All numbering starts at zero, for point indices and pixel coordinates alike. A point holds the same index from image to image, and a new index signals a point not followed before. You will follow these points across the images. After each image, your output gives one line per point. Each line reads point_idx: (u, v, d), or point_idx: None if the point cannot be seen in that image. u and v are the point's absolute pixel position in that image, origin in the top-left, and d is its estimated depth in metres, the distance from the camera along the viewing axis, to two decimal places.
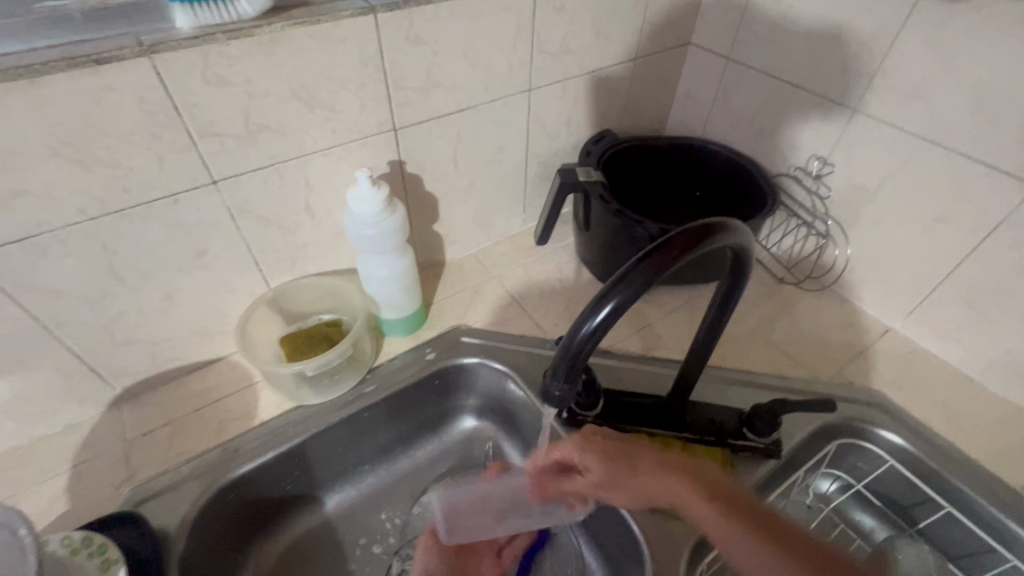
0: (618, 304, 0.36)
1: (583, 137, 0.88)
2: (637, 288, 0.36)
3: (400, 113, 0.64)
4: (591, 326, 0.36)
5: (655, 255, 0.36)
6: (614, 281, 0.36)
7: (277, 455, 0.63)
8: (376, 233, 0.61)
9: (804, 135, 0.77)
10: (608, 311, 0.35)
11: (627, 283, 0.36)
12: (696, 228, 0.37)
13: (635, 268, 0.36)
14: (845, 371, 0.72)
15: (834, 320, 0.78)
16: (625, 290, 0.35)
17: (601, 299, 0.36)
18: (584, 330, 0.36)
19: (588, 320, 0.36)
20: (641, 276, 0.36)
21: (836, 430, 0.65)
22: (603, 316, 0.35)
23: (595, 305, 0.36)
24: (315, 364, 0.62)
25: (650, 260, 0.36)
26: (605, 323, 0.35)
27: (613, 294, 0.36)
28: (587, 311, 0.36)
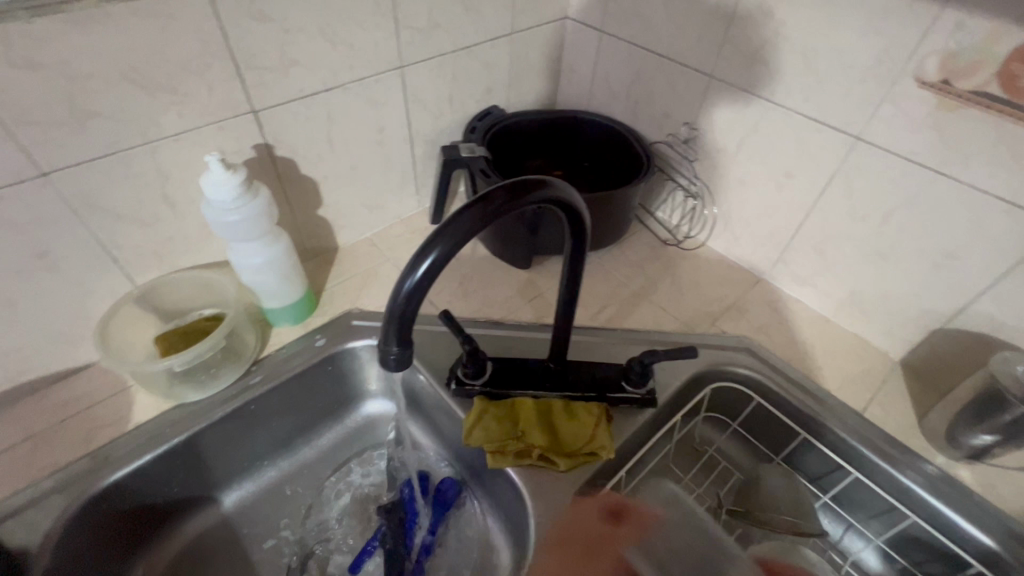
0: (438, 256, 0.36)
1: (469, 114, 0.88)
2: (454, 241, 0.36)
3: (257, 94, 0.62)
4: (412, 281, 0.36)
5: (473, 209, 0.37)
6: (434, 236, 0.36)
7: (154, 457, 0.60)
8: (239, 219, 0.59)
9: (672, 103, 0.81)
10: (427, 264, 0.36)
11: (445, 236, 0.36)
12: (516, 183, 0.39)
13: (455, 221, 0.37)
14: (720, 321, 0.77)
15: (712, 276, 0.84)
16: (443, 243, 0.36)
17: (420, 253, 0.36)
18: (407, 288, 0.37)
19: (411, 274, 0.36)
20: (459, 229, 0.37)
21: (708, 376, 0.70)
22: (423, 270, 0.36)
23: (415, 260, 0.36)
24: (186, 358, 0.60)
25: (468, 213, 0.37)
26: (425, 278, 0.36)
27: (432, 247, 0.36)
28: (408, 267, 0.36)
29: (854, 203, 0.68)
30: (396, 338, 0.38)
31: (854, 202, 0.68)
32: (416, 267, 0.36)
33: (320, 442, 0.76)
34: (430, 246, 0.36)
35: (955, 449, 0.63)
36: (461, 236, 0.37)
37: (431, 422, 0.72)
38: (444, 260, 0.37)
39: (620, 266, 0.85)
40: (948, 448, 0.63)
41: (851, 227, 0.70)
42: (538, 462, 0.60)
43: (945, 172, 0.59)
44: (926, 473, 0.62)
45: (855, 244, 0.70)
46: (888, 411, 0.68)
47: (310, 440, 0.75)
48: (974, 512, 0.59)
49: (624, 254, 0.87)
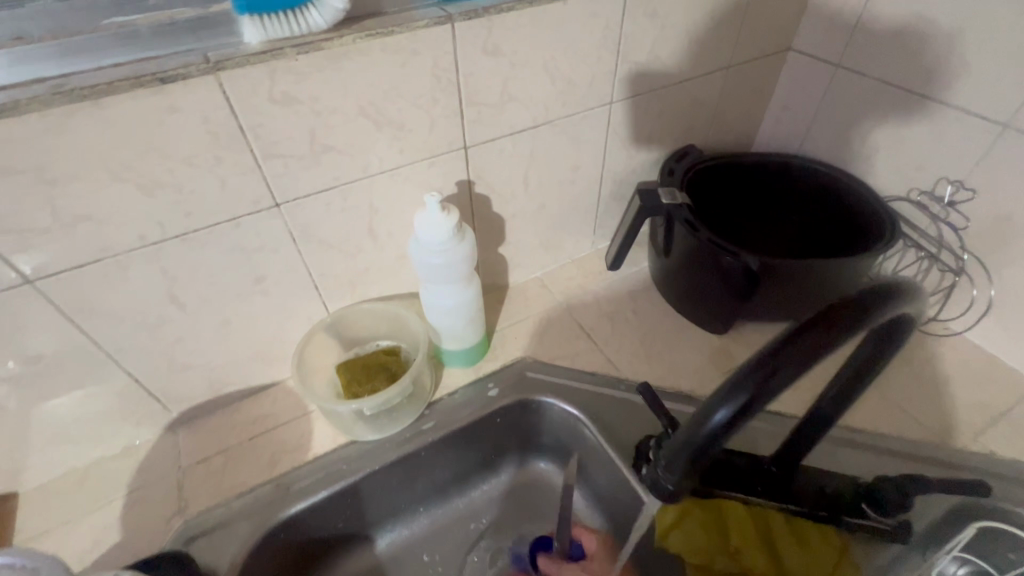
0: (754, 395, 0.28)
1: (663, 153, 0.80)
2: (782, 376, 0.28)
3: (472, 130, 0.59)
4: (710, 428, 0.30)
5: (806, 334, 0.29)
6: (750, 366, 0.29)
7: (329, 494, 0.59)
8: (442, 262, 0.56)
9: (933, 155, 0.66)
10: (726, 413, 0.29)
11: (769, 367, 0.28)
12: (855, 300, 0.30)
13: (779, 351, 0.28)
14: (984, 437, 0.60)
15: (964, 372, 0.66)
16: (766, 377, 0.28)
17: (721, 396, 0.29)
18: (715, 420, 0.29)
19: (708, 420, 0.30)
20: (790, 359, 0.28)
21: (977, 513, 0.54)
22: (724, 418, 0.29)
23: (731, 392, 0.29)
24: (376, 403, 0.58)
25: (801, 338, 0.29)
26: (725, 427, 0.29)
27: (747, 383, 0.28)
28: (721, 399, 0.29)
29: None
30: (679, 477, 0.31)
31: None
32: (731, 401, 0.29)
33: (473, 494, 0.71)
34: (742, 386, 0.28)
35: None
36: (791, 368, 0.28)
37: (601, 499, 0.64)
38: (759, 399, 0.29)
39: None
40: None
41: None
42: None
43: None
44: None
45: None
46: None
47: (464, 490, 0.71)
48: None
49: None
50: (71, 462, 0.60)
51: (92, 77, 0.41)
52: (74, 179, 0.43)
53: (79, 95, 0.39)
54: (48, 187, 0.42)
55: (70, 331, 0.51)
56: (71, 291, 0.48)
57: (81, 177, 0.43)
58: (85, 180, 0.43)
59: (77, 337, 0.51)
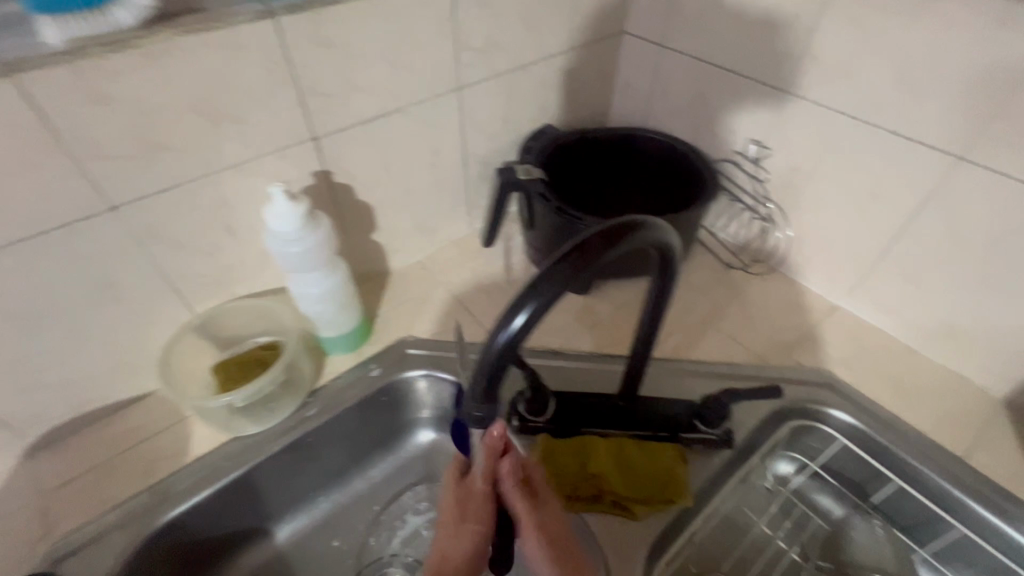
0: (534, 309, 0.33)
1: (522, 133, 0.85)
2: (551, 294, 0.34)
3: (318, 121, 0.60)
4: (509, 332, 0.33)
5: (571, 256, 0.34)
6: (528, 287, 0.34)
7: (212, 493, 0.59)
8: (299, 250, 0.57)
9: (740, 120, 0.77)
10: (524, 318, 0.33)
11: (543, 285, 0.34)
12: (612, 228, 0.36)
13: (549, 272, 0.34)
14: (794, 353, 0.72)
15: (782, 302, 0.79)
16: (540, 294, 0.33)
17: (516, 304, 0.33)
18: (501, 339, 0.34)
19: (505, 327, 0.34)
20: (555, 279, 0.34)
21: (786, 414, 0.65)
22: (520, 323, 0.33)
23: (511, 310, 0.33)
24: (247, 394, 0.59)
25: (568, 259, 0.34)
26: (524, 331, 0.33)
27: (527, 299, 0.33)
28: (504, 319, 0.34)
29: (951, 227, 0.62)
30: (483, 398, 0.35)
31: (951, 226, 0.62)
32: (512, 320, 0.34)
33: (372, 473, 0.73)
34: (526, 300, 0.33)
35: None
36: (559, 287, 0.34)
37: None
38: (539, 313, 0.34)
39: (682, 290, 0.80)
40: None
41: (946, 253, 0.64)
42: (611, 508, 0.56)
43: None
44: None
45: (950, 271, 0.65)
46: (992, 456, 0.62)
47: (362, 470, 0.73)
48: None
49: (686, 277, 0.82)
50: None
51: None
52: None
53: None
54: None
55: None
56: None
57: None
58: None
59: None
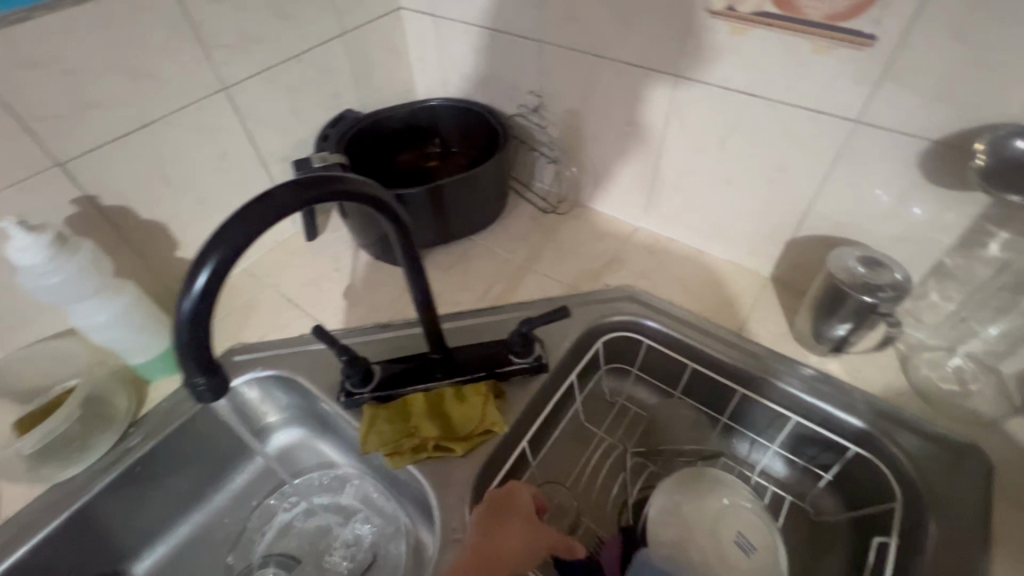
0: (217, 266, 0.35)
1: (321, 123, 0.86)
2: (232, 248, 0.35)
3: (57, 145, 0.58)
4: (194, 295, 0.35)
5: (252, 216, 0.36)
6: (206, 246, 0.35)
7: (33, 546, 0.57)
8: (61, 280, 0.55)
9: (516, 75, 0.82)
10: (204, 278, 0.34)
11: (223, 241, 0.35)
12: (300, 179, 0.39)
13: (226, 229, 0.36)
14: (603, 276, 0.80)
15: (592, 234, 0.86)
16: (218, 250, 0.35)
17: (195, 266, 0.35)
18: (188, 305, 0.35)
19: (187, 293, 0.35)
20: (236, 234, 0.35)
21: (595, 330, 0.72)
22: (200, 283, 0.34)
23: (191, 273, 0.34)
24: (37, 439, 0.57)
25: (247, 213, 0.36)
26: (211, 291, 0.35)
27: (205, 259, 0.35)
28: (186, 284, 0.35)
29: (692, 136, 0.71)
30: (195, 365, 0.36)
31: (692, 136, 0.71)
32: (195, 283, 0.35)
33: (231, 486, 0.73)
34: (204, 260, 0.34)
35: (822, 345, 0.67)
36: (241, 241, 0.36)
37: (344, 442, 0.71)
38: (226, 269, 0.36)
39: (503, 242, 0.86)
40: (817, 346, 0.68)
41: (696, 160, 0.73)
42: (433, 452, 0.59)
43: (757, 91, 0.63)
44: (804, 376, 0.66)
45: (703, 175, 0.74)
46: (763, 324, 0.73)
47: (219, 486, 0.72)
48: (844, 398, 0.63)
49: (507, 230, 0.87)
50: None
51: None
52: None
53: None
54: None
55: None
56: None
57: None
58: None
59: None
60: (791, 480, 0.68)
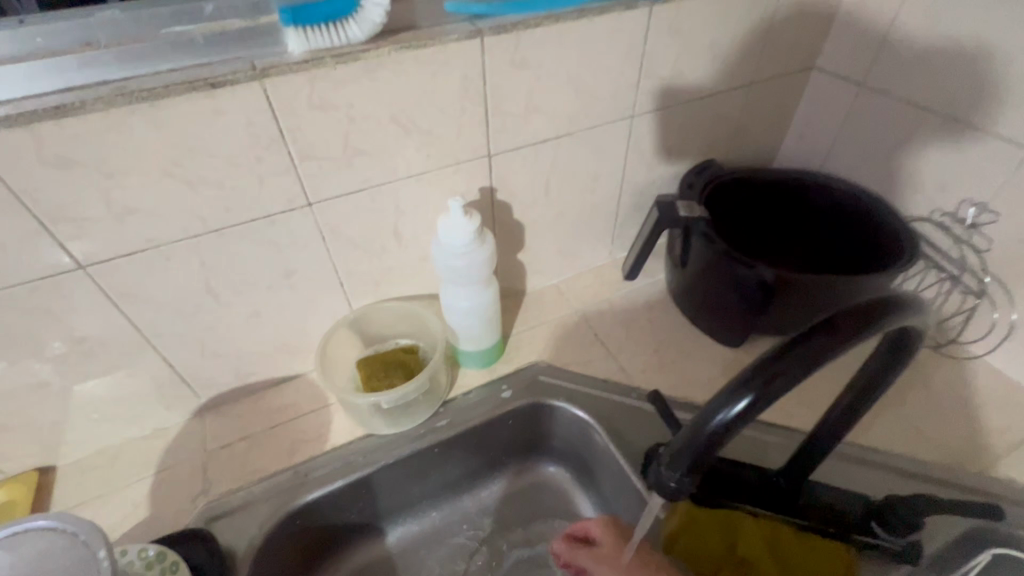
0: (765, 391, 0.29)
1: (683, 167, 0.81)
2: (785, 381, 0.28)
3: (495, 138, 0.61)
4: (731, 414, 0.29)
5: (810, 342, 0.29)
6: (757, 365, 0.29)
7: (345, 484, 0.61)
8: (463, 264, 0.58)
9: (957, 177, 0.66)
10: (748, 402, 0.28)
11: (775, 369, 0.29)
12: (867, 303, 0.31)
13: (788, 351, 0.29)
14: (1002, 462, 0.59)
15: (982, 396, 0.66)
16: (771, 378, 0.28)
17: (740, 385, 0.29)
18: (716, 421, 0.29)
19: (722, 407, 0.29)
20: (792, 363, 0.29)
21: (988, 539, 0.53)
22: (745, 406, 0.28)
23: (735, 391, 0.29)
24: (393, 397, 0.60)
25: (816, 337, 0.29)
26: (748, 416, 0.29)
27: (752, 379, 0.29)
28: (721, 398, 0.29)
29: None
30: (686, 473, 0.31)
31: None
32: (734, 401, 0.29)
33: (483, 493, 0.72)
34: (754, 381, 0.29)
35: None
36: (793, 372, 0.29)
37: (613, 506, 0.66)
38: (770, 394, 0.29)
39: (852, 361, 0.70)
40: None
41: None
42: None
43: None
44: None
45: None
46: None
47: (474, 489, 0.71)
48: None
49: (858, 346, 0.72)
50: (105, 439, 0.64)
51: (148, 80, 0.45)
52: (128, 174, 0.47)
53: (138, 97, 0.43)
54: (104, 180, 0.46)
55: (114, 314, 0.55)
56: (119, 278, 0.52)
57: (134, 171, 0.47)
58: (136, 174, 0.47)
59: (118, 319, 0.55)
60: None
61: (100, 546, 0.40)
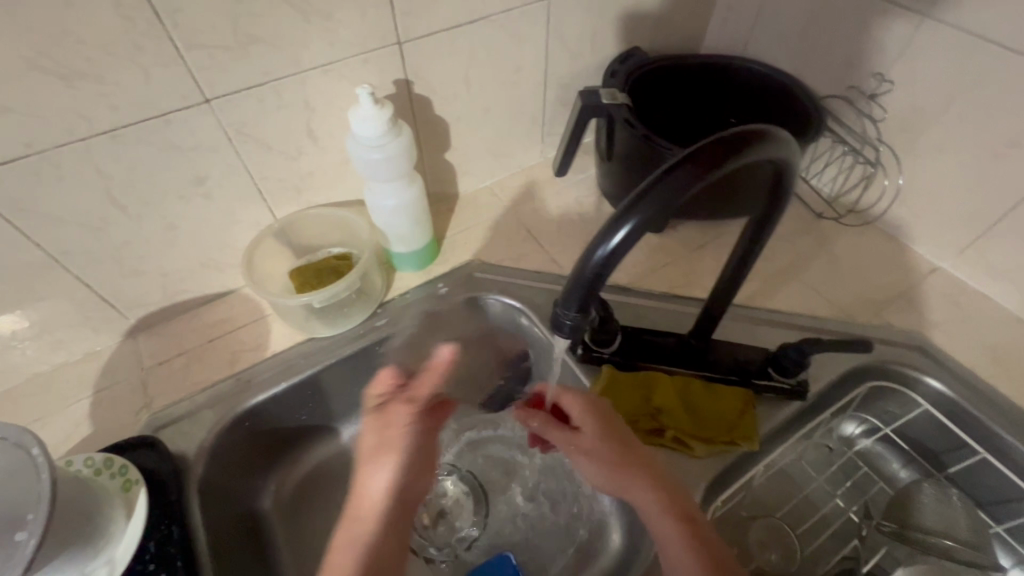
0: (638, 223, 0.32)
1: (607, 56, 0.79)
2: (656, 211, 0.31)
3: (403, 23, 0.58)
4: (609, 246, 0.32)
5: (679, 173, 0.32)
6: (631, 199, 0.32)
7: (289, 386, 0.63)
8: (380, 158, 0.57)
9: (861, 49, 0.68)
10: (625, 232, 0.32)
11: (647, 201, 0.32)
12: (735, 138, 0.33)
13: (657, 183, 0.32)
14: (885, 312, 0.67)
15: (873, 258, 0.73)
16: (643, 210, 0.31)
17: (617, 220, 0.32)
18: (599, 255, 0.33)
19: (603, 243, 0.32)
20: (663, 192, 0.31)
21: (867, 373, 0.62)
22: (622, 238, 0.31)
23: (613, 225, 0.32)
24: (325, 296, 0.61)
25: (680, 168, 0.32)
26: (624, 245, 0.32)
27: (628, 215, 0.32)
28: (601, 233, 0.32)
29: None
30: (578, 311, 0.34)
31: None
32: (611, 234, 0.32)
33: None
34: (628, 214, 0.31)
35: None
36: (665, 202, 0.32)
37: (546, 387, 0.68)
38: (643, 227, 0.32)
39: None
40: None
41: None
42: (670, 444, 0.56)
43: None
44: None
45: None
46: None
47: None
48: None
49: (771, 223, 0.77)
50: (33, 367, 0.63)
51: None
52: None
53: None
54: None
55: (8, 232, 0.51)
56: (5, 191, 0.49)
57: None
58: None
59: (15, 237, 0.52)
60: None
61: (33, 445, 0.41)
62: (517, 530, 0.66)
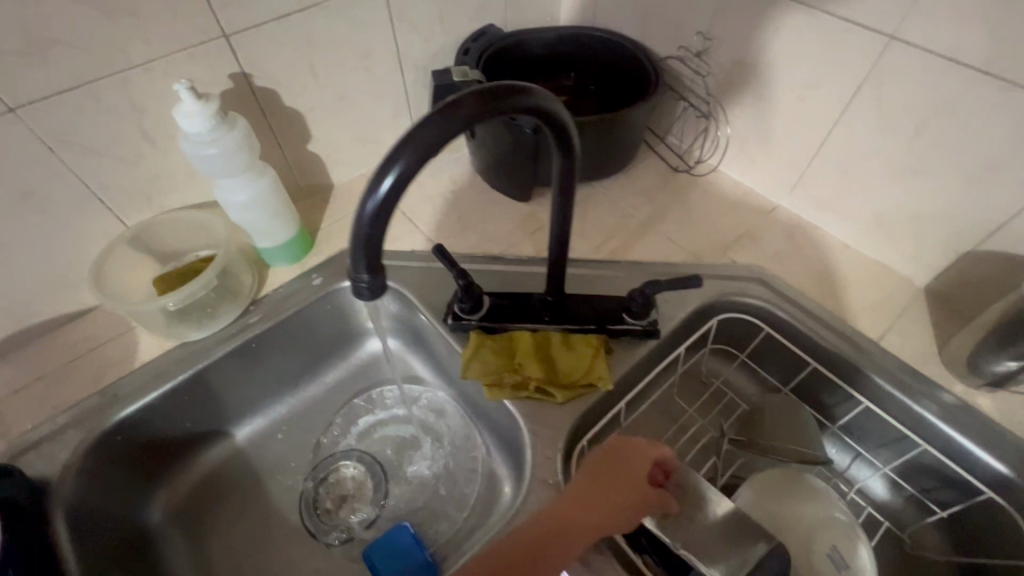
0: (402, 171, 0.35)
1: (462, 35, 0.81)
2: (416, 158, 0.35)
3: (225, 16, 0.58)
4: (378, 194, 0.35)
5: (435, 121, 0.35)
6: (394, 148, 0.35)
7: (161, 394, 0.62)
8: (216, 152, 0.57)
9: (684, 11, 0.73)
10: (388, 181, 0.35)
11: (407, 149, 0.35)
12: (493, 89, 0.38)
13: (417, 132, 0.35)
14: (732, 251, 0.73)
15: (723, 204, 0.79)
16: (405, 157, 0.35)
17: (382, 168, 0.35)
18: (372, 204, 0.36)
19: (373, 194, 0.36)
20: (422, 140, 0.35)
21: (712, 305, 0.67)
22: (385, 187, 0.35)
23: (379, 174, 0.35)
24: (180, 297, 0.60)
25: (432, 121, 0.35)
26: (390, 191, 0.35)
27: (393, 162, 0.35)
28: (373, 184, 0.35)
29: (884, 113, 0.62)
30: (367, 260, 0.38)
31: (883, 113, 0.62)
32: (381, 184, 0.35)
33: (326, 378, 0.76)
34: (390, 162, 0.35)
35: (977, 376, 0.59)
36: (425, 151, 0.35)
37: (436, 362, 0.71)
38: (409, 175, 0.35)
39: (626, 195, 0.80)
40: (970, 375, 0.60)
41: (879, 142, 0.64)
42: (535, 394, 0.60)
43: (986, 69, 0.53)
44: (943, 401, 0.60)
45: (881, 160, 0.65)
46: (907, 339, 0.65)
47: (316, 376, 0.75)
48: (992, 440, 0.57)
49: (633, 182, 0.82)
50: None
51: None
52: None
53: None
54: None
55: None
56: None
57: None
58: None
59: None
60: (894, 505, 0.63)
61: None
62: (417, 502, 0.69)
